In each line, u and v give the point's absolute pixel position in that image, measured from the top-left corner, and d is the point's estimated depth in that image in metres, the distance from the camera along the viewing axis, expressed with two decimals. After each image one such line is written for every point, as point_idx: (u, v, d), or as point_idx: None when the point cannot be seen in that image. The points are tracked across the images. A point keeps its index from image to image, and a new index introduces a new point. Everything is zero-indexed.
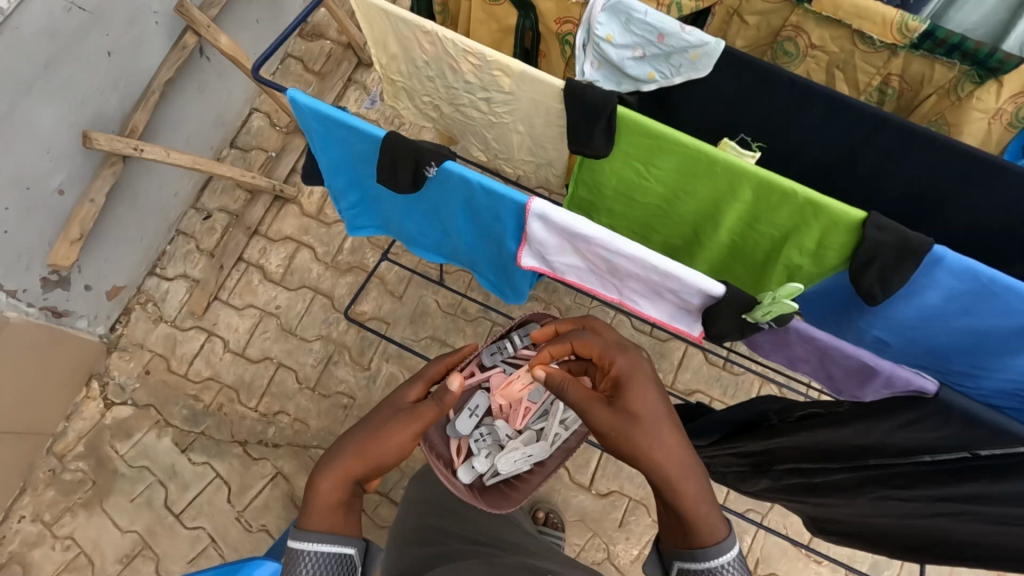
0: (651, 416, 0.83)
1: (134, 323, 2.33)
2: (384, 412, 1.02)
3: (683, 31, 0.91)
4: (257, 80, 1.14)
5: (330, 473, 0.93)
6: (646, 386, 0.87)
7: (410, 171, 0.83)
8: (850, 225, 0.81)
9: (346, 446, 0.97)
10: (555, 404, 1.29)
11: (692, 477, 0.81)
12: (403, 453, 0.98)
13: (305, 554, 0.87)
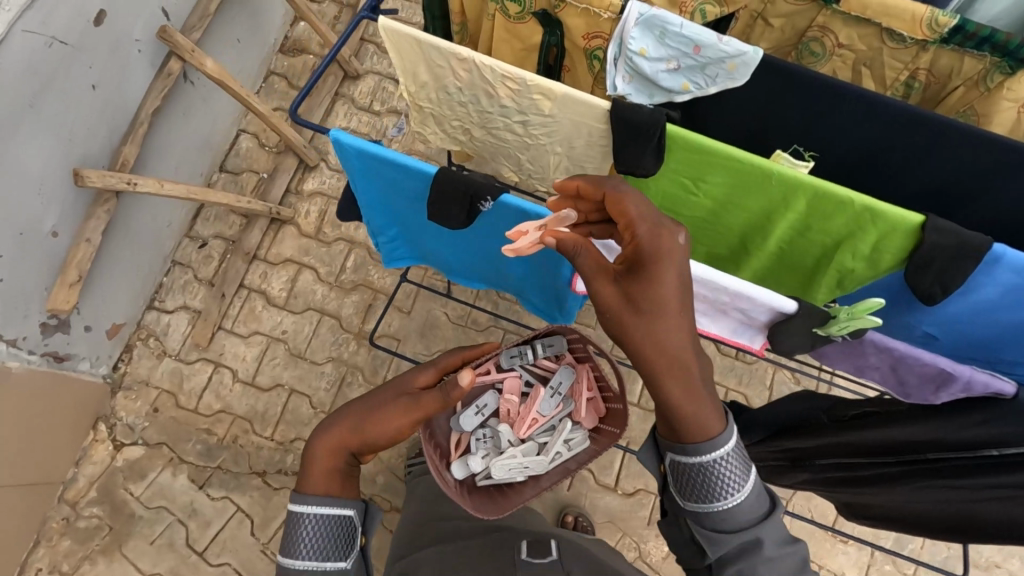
0: (663, 307, 0.72)
1: (137, 360, 2.25)
2: (389, 390, 1.00)
3: (720, 42, 0.90)
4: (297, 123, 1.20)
5: (328, 438, 0.95)
6: (667, 272, 0.72)
7: (463, 207, 0.82)
8: (908, 229, 0.81)
9: (348, 412, 0.98)
10: (563, 421, 1.27)
11: (686, 375, 0.74)
12: (396, 438, 0.97)
13: (305, 516, 0.89)
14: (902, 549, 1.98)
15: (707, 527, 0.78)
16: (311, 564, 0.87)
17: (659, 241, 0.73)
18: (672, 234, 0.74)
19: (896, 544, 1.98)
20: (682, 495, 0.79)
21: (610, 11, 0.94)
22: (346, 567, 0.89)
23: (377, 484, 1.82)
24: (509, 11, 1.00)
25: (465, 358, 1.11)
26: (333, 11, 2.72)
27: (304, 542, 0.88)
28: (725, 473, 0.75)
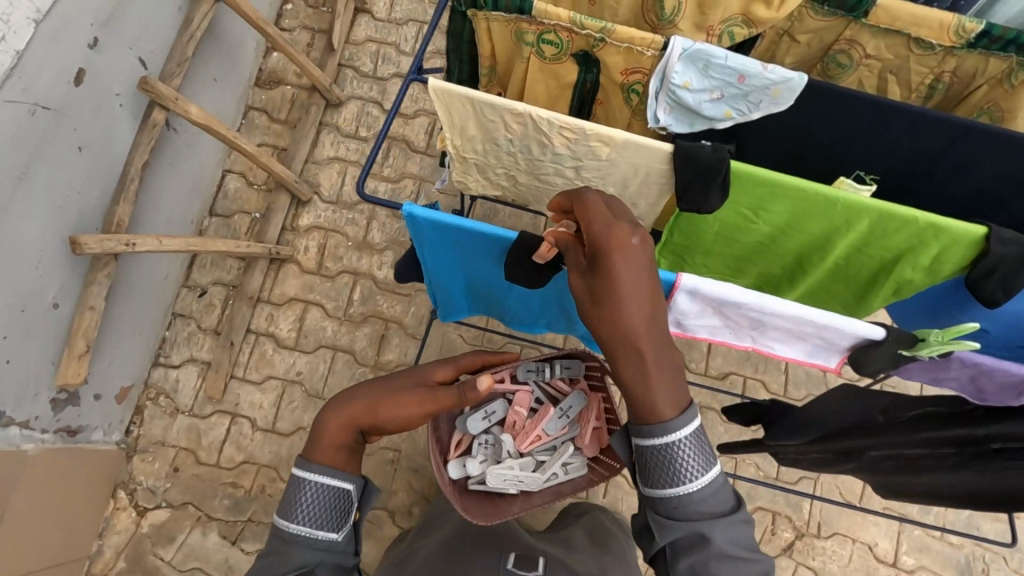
0: (616, 299, 0.70)
1: (149, 421, 2.17)
2: (406, 378, 0.99)
3: (766, 70, 0.91)
4: (362, 200, 1.14)
5: (343, 411, 0.94)
6: (620, 267, 0.70)
7: (544, 267, 0.81)
8: (973, 241, 0.84)
9: (366, 389, 0.97)
10: (565, 445, 1.26)
11: (637, 360, 0.70)
12: (405, 425, 0.96)
13: (308, 483, 0.88)
14: (928, 514, 2.05)
15: (661, 511, 0.73)
16: (304, 531, 0.86)
17: (610, 235, 0.71)
18: (626, 230, 0.71)
19: (922, 510, 2.05)
20: (642, 479, 0.75)
21: (652, 48, 0.93)
22: (335, 541, 0.87)
23: (414, 516, 1.77)
24: (545, 53, 0.99)
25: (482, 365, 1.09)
26: (307, 38, 2.64)
27: (302, 509, 0.86)
28: (683, 459, 0.71)
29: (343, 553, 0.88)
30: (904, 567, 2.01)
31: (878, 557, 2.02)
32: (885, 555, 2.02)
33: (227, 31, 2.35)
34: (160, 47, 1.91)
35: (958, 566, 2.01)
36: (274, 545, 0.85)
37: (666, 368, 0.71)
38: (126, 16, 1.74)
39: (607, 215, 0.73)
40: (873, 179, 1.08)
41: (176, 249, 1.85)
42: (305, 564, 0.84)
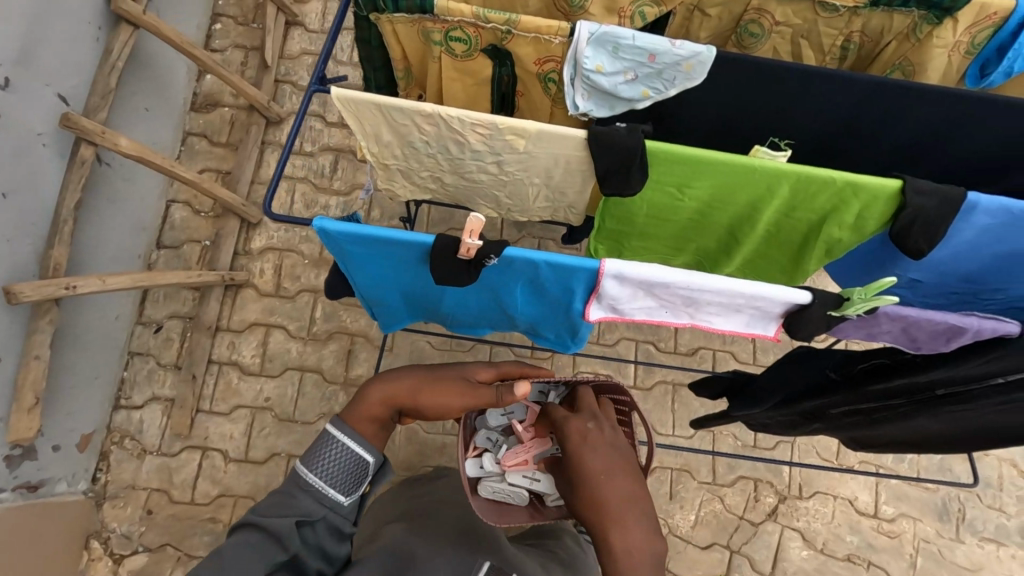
0: (578, 476, 0.83)
1: (117, 465, 2.10)
2: (451, 369, 1.02)
3: (673, 46, 0.91)
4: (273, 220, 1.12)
5: (386, 387, 0.99)
6: (577, 444, 0.86)
7: (468, 268, 0.78)
8: (890, 195, 0.85)
9: (411, 372, 1.02)
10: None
11: (605, 523, 0.77)
12: (441, 415, 1.00)
13: (335, 442, 0.94)
14: (903, 462, 2.11)
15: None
16: (318, 484, 0.91)
17: (570, 426, 0.89)
18: (585, 419, 0.90)
19: (896, 459, 2.10)
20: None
21: (560, 35, 0.92)
22: (340, 504, 0.91)
23: None
24: (455, 50, 0.98)
25: (529, 371, 1.05)
26: (240, 57, 2.58)
27: (325, 460, 0.92)
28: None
29: (343, 518, 0.92)
30: (885, 517, 2.06)
31: (859, 511, 2.06)
32: (866, 507, 2.07)
33: (152, 58, 2.28)
34: (82, 81, 1.84)
35: (936, 509, 2.07)
36: (288, 487, 0.90)
37: (634, 529, 0.76)
38: (38, 51, 1.67)
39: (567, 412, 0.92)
40: (787, 143, 1.09)
41: (123, 287, 1.80)
42: (309, 514, 0.88)
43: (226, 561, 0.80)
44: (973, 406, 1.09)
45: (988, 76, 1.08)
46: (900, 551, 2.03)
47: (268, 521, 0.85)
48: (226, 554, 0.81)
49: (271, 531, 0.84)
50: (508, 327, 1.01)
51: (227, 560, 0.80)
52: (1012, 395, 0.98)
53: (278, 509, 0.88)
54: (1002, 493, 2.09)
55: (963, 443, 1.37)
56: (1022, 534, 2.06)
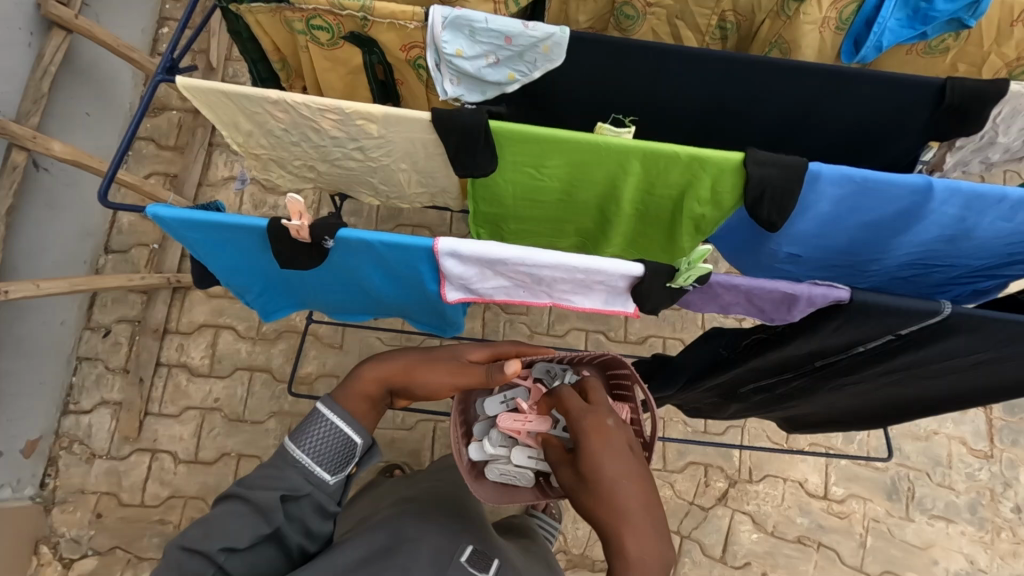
0: (595, 470, 0.81)
1: (66, 470, 1.97)
2: (445, 350, 1.04)
3: (527, 28, 0.92)
4: (108, 206, 1.01)
5: (381, 366, 1.02)
6: (596, 441, 0.84)
7: (309, 251, 0.80)
8: (734, 168, 0.86)
9: (406, 352, 1.04)
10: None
11: (619, 521, 0.76)
12: (432, 394, 1.04)
13: (325, 419, 0.95)
14: (851, 443, 2.00)
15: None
16: (305, 460, 0.91)
17: (588, 421, 0.88)
18: (603, 415, 0.88)
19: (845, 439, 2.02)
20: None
21: (415, 19, 0.93)
22: (326, 482, 0.92)
23: None
24: (320, 39, 0.99)
25: (517, 351, 1.08)
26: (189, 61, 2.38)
27: (314, 434, 0.93)
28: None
29: (328, 496, 0.92)
30: (835, 497, 1.95)
31: (809, 493, 1.95)
32: (815, 489, 1.96)
33: (92, 67, 2.20)
34: (16, 88, 1.80)
35: (885, 488, 1.96)
36: (276, 461, 0.91)
37: (646, 531, 0.75)
38: None
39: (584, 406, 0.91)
40: (632, 120, 1.09)
41: (60, 291, 1.71)
42: (295, 489, 0.88)
43: (212, 531, 0.82)
44: (859, 378, 1.10)
45: (860, 51, 1.07)
46: (851, 531, 1.92)
47: (253, 494, 0.86)
48: (212, 522, 0.84)
49: (256, 503, 0.85)
50: (386, 312, 1.02)
51: (214, 529, 0.82)
52: (882, 364, 1.00)
53: (267, 481, 0.89)
54: (952, 470, 1.98)
55: (880, 419, 1.36)
56: (971, 510, 1.94)
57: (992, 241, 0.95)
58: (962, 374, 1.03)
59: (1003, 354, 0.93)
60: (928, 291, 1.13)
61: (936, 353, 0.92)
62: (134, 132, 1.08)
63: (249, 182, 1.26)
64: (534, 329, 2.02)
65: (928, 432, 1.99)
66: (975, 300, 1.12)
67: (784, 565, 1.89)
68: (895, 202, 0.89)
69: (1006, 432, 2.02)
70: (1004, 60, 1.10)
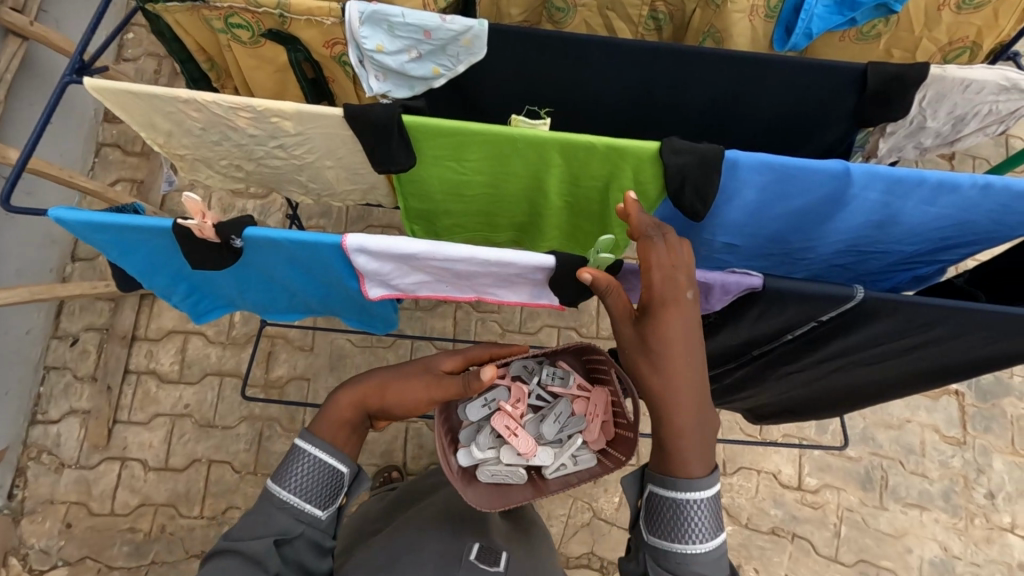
0: (667, 353, 0.78)
1: (35, 480, 1.87)
2: (418, 364, 1.02)
3: (445, 22, 0.91)
4: (13, 210, 1.01)
5: (355, 390, 0.99)
6: (675, 321, 0.77)
7: (218, 250, 0.79)
8: (651, 158, 0.85)
9: (379, 372, 1.02)
10: (574, 436, 1.16)
11: (677, 405, 0.80)
12: (411, 410, 1.00)
13: (306, 455, 0.92)
14: (826, 433, 1.93)
15: (662, 563, 0.83)
16: (293, 500, 0.89)
17: (670, 291, 0.77)
18: (685, 286, 0.77)
19: (818, 429, 1.94)
20: (648, 527, 0.85)
21: (332, 16, 0.92)
22: (318, 519, 0.90)
23: None
24: (241, 37, 0.98)
25: (491, 354, 1.07)
26: (155, 67, 2.14)
27: (298, 473, 0.90)
28: (694, 517, 0.82)
29: (323, 532, 0.91)
30: (809, 488, 1.88)
31: (783, 484, 1.89)
32: (789, 480, 1.89)
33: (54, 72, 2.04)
34: None
35: (859, 478, 1.90)
36: (263, 507, 0.89)
37: (696, 418, 0.80)
38: None
39: (671, 273, 0.76)
40: (548, 111, 1.09)
41: (20, 300, 1.59)
42: (287, 531, 0.87)
43: None
44: (800, 366, 1.10)
45: (791, 38, 1.06)
46: (824, 522, 1.86)
47: (243, 546, 0.84)
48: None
49: (248, 554, 0.84)
50: (316, 309, 1.02)
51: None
52: (813, 352, 1.00)
53: (256, 530, 0.87)
54: (925, 458, 1.91)
55: (834, 407, 1.34)
56: (945, 498, 1.89)
57: (920, 226, 0.95)
58: (900, 359, 1.03)
59: (931, 338, 0.93)
60: (866, 279, 1.13)
61: (858, 334, 0.92)
62: (51, 113, 1.05)
63: (177, 183, 1.23)
64: (506, 327, 1.93)
65: (902, 421, 1.93)
66: (919, 286, 1.13)
67: (757, 557, 1.83)
68: (818, 188, 0.89)
69: (979, 419, 1.95)
70: (936, 44, 1.09)
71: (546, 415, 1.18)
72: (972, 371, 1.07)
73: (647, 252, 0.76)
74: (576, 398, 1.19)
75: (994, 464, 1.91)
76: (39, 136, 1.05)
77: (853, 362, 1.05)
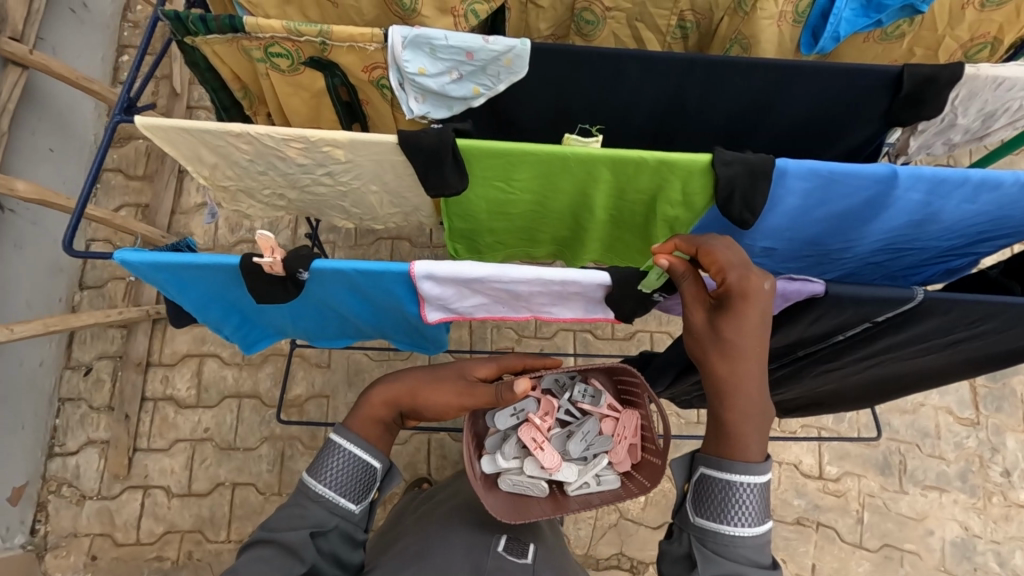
0: (740, 342, 0.79)
1: (56, 514, 1.84)
2: (451, 367, 1.00)
3: (487, 43, 0.92)
4: (75, 255, 1.01)
5: (389, 387, 0.97)
6: (751, 311, 0.78)
7: (286, 285, 0.80)
8: (701, 170, 0.86)
9: (412, 371, 0.99)
10: (600, 457, 1.15)
11: (742, 395, 0.80)
12: (442, 414, 0.98)
13: (340, 449, 0.92)
14: (842, 421, 1.94)
15: (709, 544, 0.82)
16: (328, 494, 0.89)
17: (748, 281, 0.78)
18: (760, 277, 0.78)
19: (836, 418, 1.95)
20: (694, 508, 0.84)
21: (374, 42, 0.92)
22: (352, 512, 0.90)
23: None
24: (280, 66, 0.98)
25: (525, 363, 1.04)
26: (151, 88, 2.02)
27: (332, 465, 0.90)
28: (744, 500, 0.82)
29: (355, 525, 0.91)
30: (830, 477, 1.90)
31: (805, 474, 1.91)
32: (810, 470, 1.91)
33: (50, 95, 1.95)
34: None
35: (878, 463, 1.92)
36: (298, 498, 0.89)
37: (758, 410, 0.81)
38: None
39: (744, 264, 0.78)
40: (598, 128, 1.10)
41: (35, 333, 1.52)
42: (321, 523, 0.87)
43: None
44: (841, 363, 1.10)
45: (818, 42, 1.08)
46: (847, 509, 1.88)
47: (279, 535, 0.85)
48: (242, 571, 0.82)
49: (285, 545, 0.84)
50: (367, 333, 1.02)
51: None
52: (862, 350, 1.01)
53: (291, 521, 0.87)
54: (940, 441, 1.94)
55: (861, 400, 1.35)
56: (963, 478, 1.92)
57: (957, 223, 0.97)
58: (939, 354, 1.05)
59: (976, 333, 0.95)
60: (901, 274, 1.14)
61: (906, 331, 0.93)
62: (102, 155, 1.05)
63: (217, 216, 1.22)
64: (522, 333, 1.91)
65: (918, 405, 1.95)
66: (948, 278, 1.16)
67: (783, 548, 1.84)
68: (863, 190, 0.90)
69: (990, 399, 1.98)
70: (958, 42, 1.12)
71: (574, 432, 1.17)
72: (1006, 361, 1.10)
73: (717, 250, 0.79)
74: (605, 418, 1.18)
75: (1007, 443, 1.95)
76: (91, 180, 1.05)
77: (895, 357, 1.06)
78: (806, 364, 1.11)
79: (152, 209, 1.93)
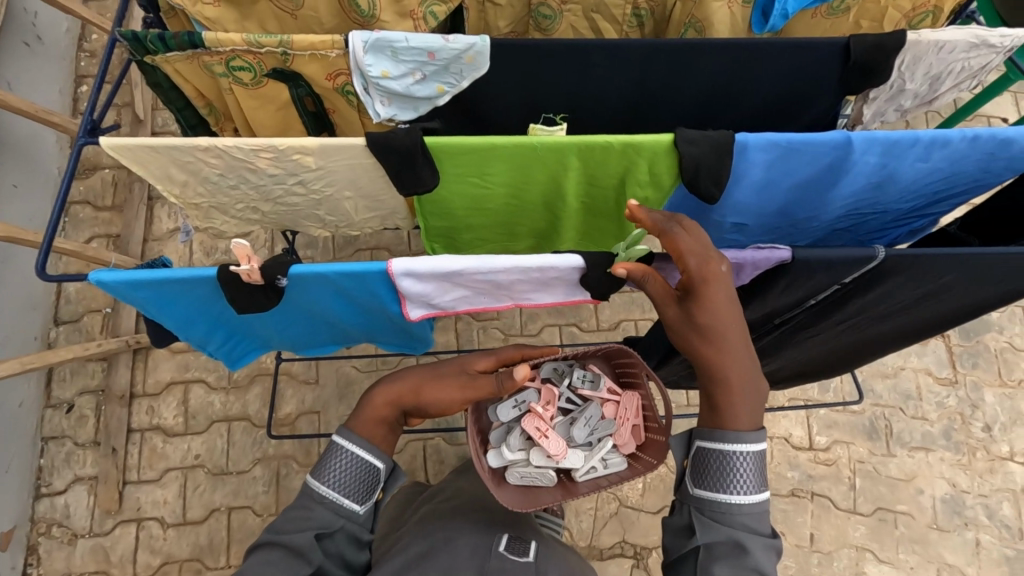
0: (712, 325, 0.82)
1: (49, 557, 1.80)
2: (452, 362, 1.01)
3: (447, 42, 0.93)
4: (49, 281, 1.00)
5: (389, 387, 0.97)
6: (717, 294, 0.81)
7: (267, 292, 0.80)
8: (665, 150, 0.89)
9: (411, 370, 1.00)
10: (605, 440, 1.16)
11: (728, 374, 0.83)
12: (445, 410, 0.98)
13: (344, 450, 0.92)
14: (827, 391, 1.99)
15: (707, 513, 0.84)
16: (332, 495, 0.89)
17: (704, 267, 0.81)
18: (716, 260, 0.81)
19: (821, 389, 1.99)
20: (693, 480, 0.86)
21: (335, 48, 0.93)
22: (356, 513, 0.90)
23: None
24: (243, 79, 0.98)
25: (521, 354, 1.06)
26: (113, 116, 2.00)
27: (337, 467, 0.90)
28: (742, 468, 0.83)
29: (360, 526, 0.91)
30: (820, 447, 1.95)
31: (796, 446, 1.94)
32: (801, 441, 1.95)
33: (10, 131, 1.91)
34: None
35: (864, 429, 1.97)
36: (303, 500, 0.90)
37: (749, 384, 0.84)
38: None
39: (700, 250, 0.81)
40: (564, 118, 1.12)
41: (11, 373, 1.48)
42: (327, 525, 0.88)
43: None
44: (818, 328, 1.13)
45: (769, 20, 1.12)
46: (839, 477, 1.92)
47: (286, 538, 0.85)
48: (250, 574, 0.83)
49: (291, 547, 0.85)
50: (352, 337, 1.03)
51: None
52: (837, 312, 1.04)
53: (296, 523, 0.87)
54: (922, 402, 2.00)
55: (841, 366, 1.40)
56: (947, 436, 1.97)
57: (915, 183, 1.00)
58: (911, 310, 1.09)
59: (943, 285, 0.98)
60: (867, 237, 1.18)
61: (877, 289, 0.96)
62: (69, 182, 1.03)
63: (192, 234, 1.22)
64: (507, 332, 1.92)
65: (898, 368, 2.01)
66: (912, 238, 1.19)
67: (780, 521, 1.88)
68: (824, 157, 0.93)
69: (965, 357, 2.04)
70: (901, 11, 1.16)
71: (577, 418, 1.18)
72: (973, 314, 1.14)
73: (672, 242, 0.82)
74: (607, 402, 1.20)
75: (985, 398, 2.01)
76: (60, 208, 1.04)
77: (869, 317, 1.10)
78: (785, 332, 1.14)
79: (124, 239, 1.90)
